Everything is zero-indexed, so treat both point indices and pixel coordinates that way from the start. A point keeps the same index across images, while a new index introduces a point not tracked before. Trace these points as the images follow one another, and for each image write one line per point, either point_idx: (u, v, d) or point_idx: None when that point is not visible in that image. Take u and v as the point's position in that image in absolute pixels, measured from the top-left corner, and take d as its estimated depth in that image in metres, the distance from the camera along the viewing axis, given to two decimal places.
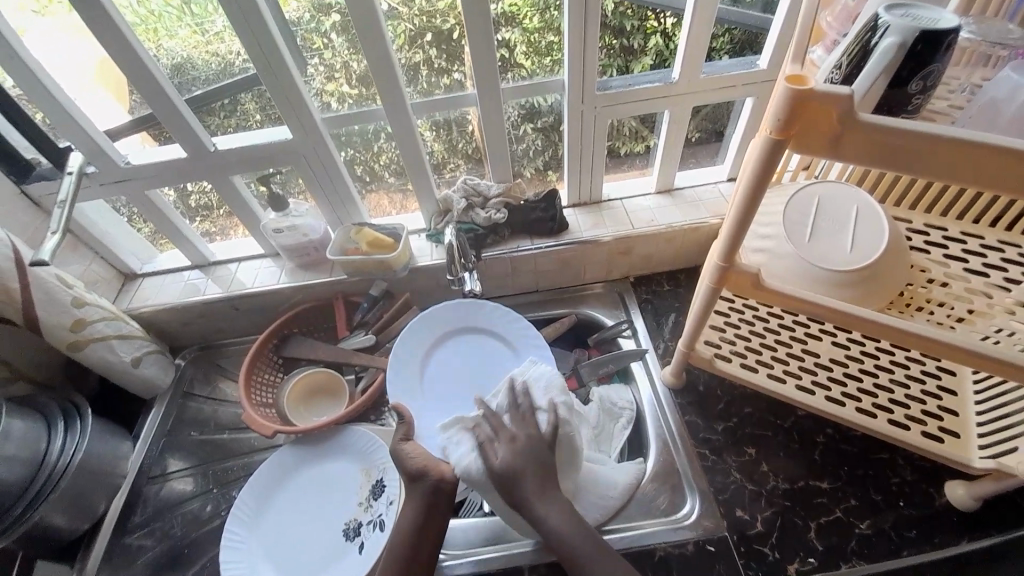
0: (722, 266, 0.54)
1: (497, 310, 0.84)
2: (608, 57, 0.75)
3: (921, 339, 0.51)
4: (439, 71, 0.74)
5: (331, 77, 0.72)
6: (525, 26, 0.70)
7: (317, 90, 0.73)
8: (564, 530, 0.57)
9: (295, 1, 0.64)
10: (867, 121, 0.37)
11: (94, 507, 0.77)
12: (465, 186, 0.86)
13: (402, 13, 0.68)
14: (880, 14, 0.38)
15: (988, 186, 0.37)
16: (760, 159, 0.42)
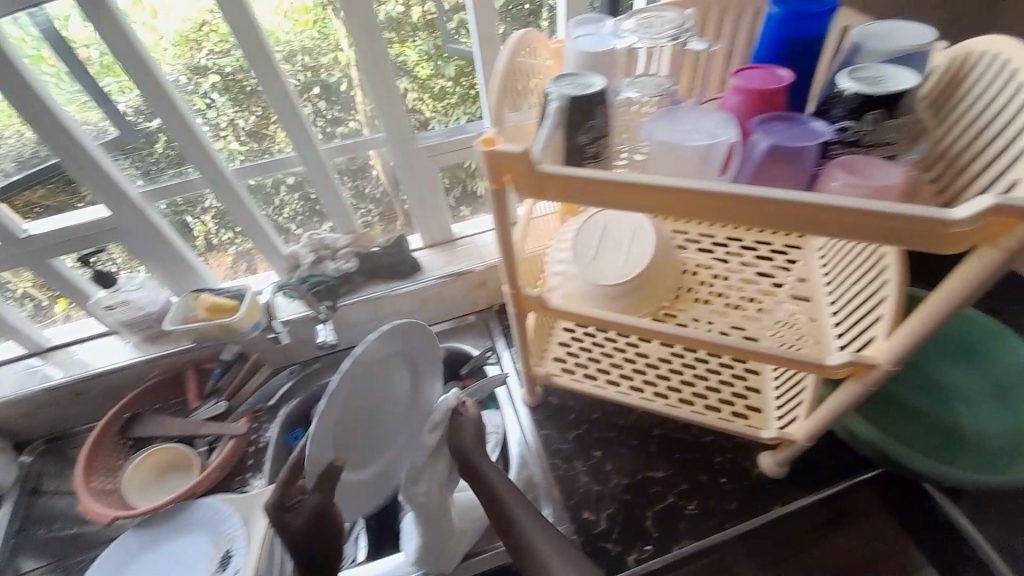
0: (511, 292, 0.62)
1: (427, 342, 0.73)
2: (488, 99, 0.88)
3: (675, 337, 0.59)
4: (335, 121, 0.82)
5: (219, 135, 0.78)
6: (416, 75, 0.80)
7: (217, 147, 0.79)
8: (501, 489, 0.67)
9: (170, 65, 0.70)
10: (544, 171, 0.45)
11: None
12: (311, 242, 0.88)
13: (289, 70, 0.75)
14: (547, 86, 0.47)
15: (657, 212, 0.45)
16: (496, 204, 0.51)
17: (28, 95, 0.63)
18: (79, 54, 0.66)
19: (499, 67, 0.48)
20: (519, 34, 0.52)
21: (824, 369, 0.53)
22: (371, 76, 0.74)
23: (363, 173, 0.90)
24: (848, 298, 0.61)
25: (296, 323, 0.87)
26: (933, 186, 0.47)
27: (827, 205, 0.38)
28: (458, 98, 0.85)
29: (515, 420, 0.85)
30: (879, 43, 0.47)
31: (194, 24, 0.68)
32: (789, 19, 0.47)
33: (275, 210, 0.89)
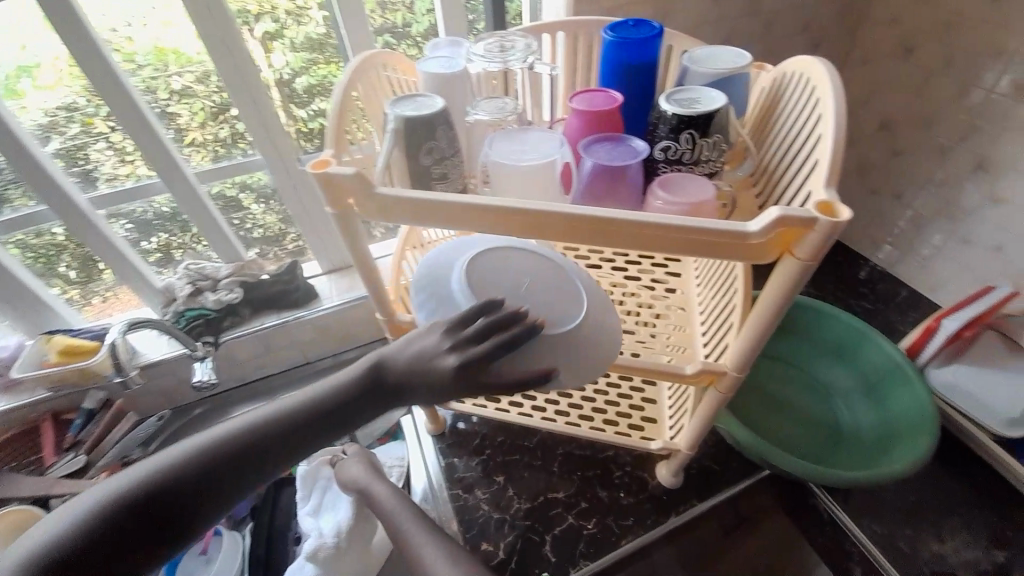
0: (385, 319, 0.60)
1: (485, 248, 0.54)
2: None
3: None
4: (232, 142, 0.82)
5: (124, 159, 0.77)
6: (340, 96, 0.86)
7: (110, 174, 0.77)
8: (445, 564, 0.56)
9: (64, 87, 0.69)
10: (379, 194, 0.44)
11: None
12: (188, 272, 0.84)
13: (200, 92, 0.76)
14: (388, 105, 0.46)
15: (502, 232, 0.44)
16: (343, 227, 0.48)
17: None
18: None
19: (337, 89, 0.46)
20: (366, 57, 0.50)
21: (683, 378, 0.55)
22: (256, 105, 0.75)
23: (258, 199, 0.89)
24: (715, 306, 0.64)
25: (175, 362, 0.81)
26: (756, 199, 0.50)
27: (646, 222, 0.40)
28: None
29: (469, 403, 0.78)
30: (700, 65, 0.49)
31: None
32: (620, 43, 0.48)
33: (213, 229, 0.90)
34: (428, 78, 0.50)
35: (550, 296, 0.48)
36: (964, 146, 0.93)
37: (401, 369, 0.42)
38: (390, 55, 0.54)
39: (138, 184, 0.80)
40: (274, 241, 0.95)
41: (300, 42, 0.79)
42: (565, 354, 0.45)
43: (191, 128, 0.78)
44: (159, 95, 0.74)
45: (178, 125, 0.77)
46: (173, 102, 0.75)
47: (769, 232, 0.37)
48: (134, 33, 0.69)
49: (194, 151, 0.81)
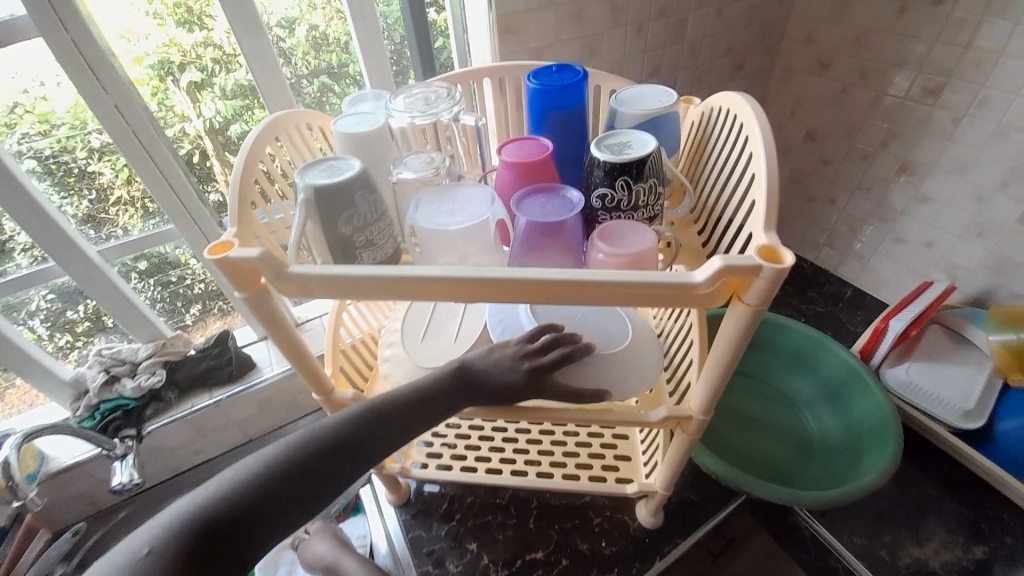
0: (322, 397, 0.54)
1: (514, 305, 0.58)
2: None
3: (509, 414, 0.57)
4: (145, 213, 0.76)
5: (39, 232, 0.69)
6: None
7: (25, 245, 0.69)
8: None
9: None
10: (295, 274, 0.39)
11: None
12: (100, 359, 0.74)
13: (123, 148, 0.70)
14: (296, 175, 0.41)
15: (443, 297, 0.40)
16: (259, 312, 0.42)
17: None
18: None
19: (240, 158, 0.42)
20: (273, 119, 0.46)
21: (650, 425, 0.52)
22: (168, 166, 0.70)
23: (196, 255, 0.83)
24: (675, 338, 0.62)
25: (95, 462, 0.71)
26: (698, 236, 0.49)
27: (587, 279, 0.37)
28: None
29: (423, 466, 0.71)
30: (629, 106, 0.48)
31: (2, 107, 0.63)
32: (545, 91, 0.46)
33: (152, 290, 0.83)
34: (344, 137, 0.46)
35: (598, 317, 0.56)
36: (887, 151, 0.98)
37: (482, 367, 0.51)
38: (298, 114, 0.50)
39: (31, 265, 0.71)
40: (217, 296, 0.89)
41: (230, 89, 0.73)
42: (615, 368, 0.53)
43: (116, 186, 0.72)
44: (78, 154, 0.69)
45: (100, 184, 0.71)
46: (94, 160, 0.70)
47: (715, 282, 0.35)
48: (50, 93, 0.64)
49: (121, 211, 0.74)
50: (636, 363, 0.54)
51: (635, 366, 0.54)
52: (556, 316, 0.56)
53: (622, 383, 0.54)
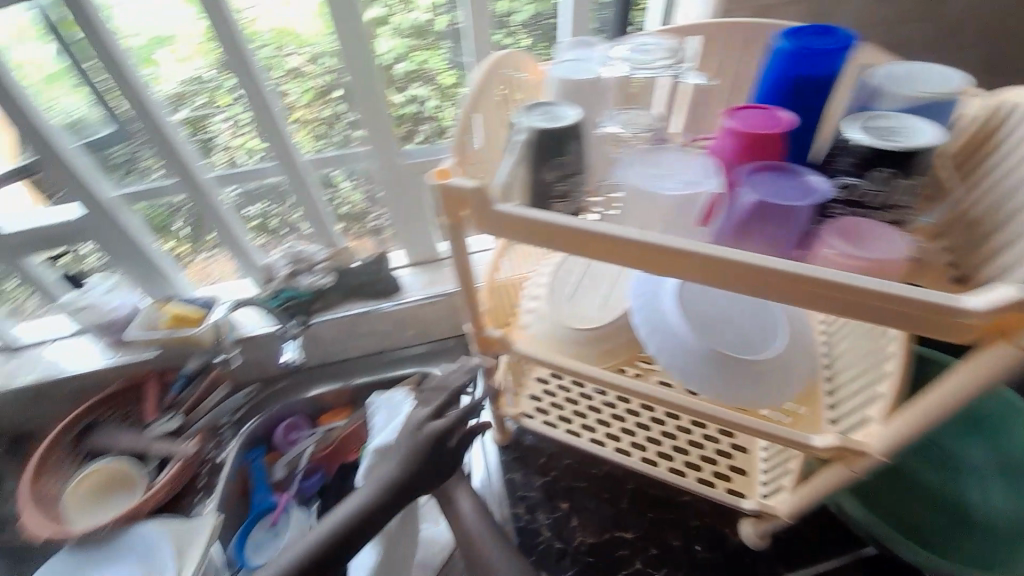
0: (473, 331, 0.57)
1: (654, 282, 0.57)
2: None
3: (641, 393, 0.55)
4: (347, 126, 0.78)
5: (239, 133, 0.75)
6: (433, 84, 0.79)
7: (223, 147, 0.76)
8: None
9: (199, 60, 0.68)
10: (498, 211, 0.40)
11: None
12: (290, 253, 0.86)
13: (311, 72, 0.73)
14: (516, 116, 0.42)
15: (625, 263, 0.39)
16: (453, 241, 0.46)
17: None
18: (67, 36, 0.61)
19: (467, 99, 0.45)
20: (491, 59, 0.47)
21: (810, 450, 0.48)
22: (367, 90, 0.72)
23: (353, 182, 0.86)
24: (849, 361, 0.55)
25: (270, 338, 0.85)
26: (944, 250, 0.42)
27: (820, 275, 0.33)
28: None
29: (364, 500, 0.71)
30: (900, 85, 0.42)
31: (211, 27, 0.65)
32: (798, 56, 0.44)
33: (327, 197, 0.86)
34: (562, 79, 0.47)
35: (753, 324, 0.56)
36: None
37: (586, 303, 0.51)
38: (515, 56, 0.50)
39: (243, 163, 0.78)
40: (357, 220, 0.90)
41: (406, 29, 0.73)
42: (763, 374, 0.53)
43: (298, 107, 0.75)
44: (276, 74, 0.72)
45: (287, 103, 0.74)
46: (285, 81, 0.73)
47: (997, 315, 0.29)
48: (257, 14, 0.67)
49: (298, 129, 0.77)
50: (783, 380, 0.53)
51: (775, 377, 0.53)
52: (708, 308, 0.56)
53: (760, 393, 0.53)
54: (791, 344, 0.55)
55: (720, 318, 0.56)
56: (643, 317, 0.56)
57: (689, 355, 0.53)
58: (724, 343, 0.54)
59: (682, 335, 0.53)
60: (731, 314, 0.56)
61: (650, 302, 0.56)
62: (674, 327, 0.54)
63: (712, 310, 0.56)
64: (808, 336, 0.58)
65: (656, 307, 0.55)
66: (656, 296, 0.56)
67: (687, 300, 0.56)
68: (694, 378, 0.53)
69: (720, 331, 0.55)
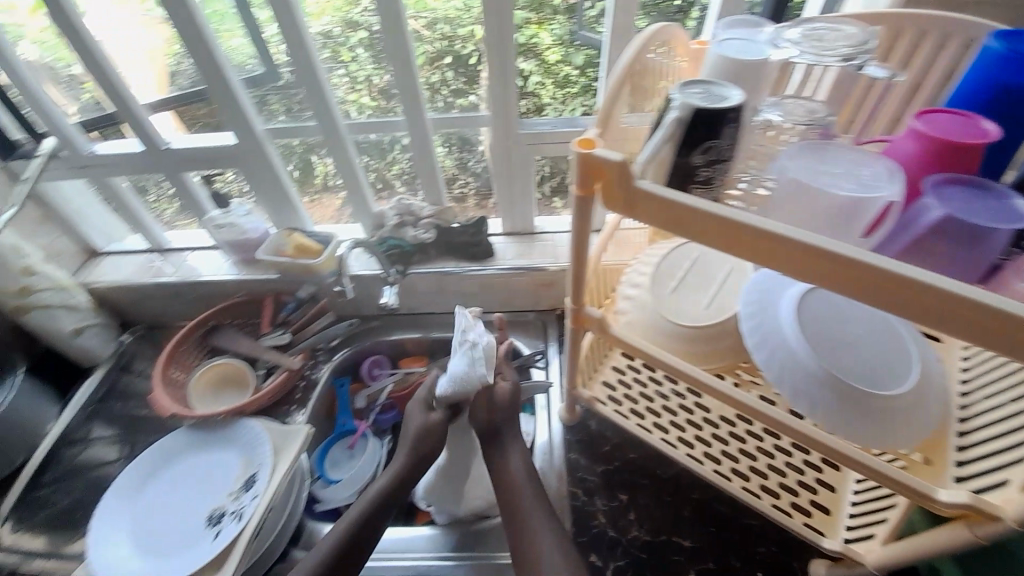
0: (572, 306, 0.56)
1: (770, 288, 0.54)
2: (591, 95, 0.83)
3: (735, 401, 0.52)
4: (455, 92, 0.82)
5: (353, 88, 0.81)
6: (541, 58, 0.78)
7: (340, 99, 0.82)
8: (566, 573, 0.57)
9: (323, 18, 0.73)
10: (639, 188, 0.39)
11: (11, 458, 0.79)
12: (400, 205, 0.92)
13: (425, 37, 0.76)
14: (671, 93, 0.40)
15: (766, 263, 0.37)
16: (577, 213, 0.45)
17: (181, 7, 0.66)
18: None
19: (618, 72, 0.44)
20: (642, 35, 0.45)
21: (932, 503, 0.43)
22: (497, 55, 0.72)
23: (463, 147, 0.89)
24: (991, 414, 0.48)
25: (373, 280, 0.91)
26: None
27: (919, 280, 0.31)
28: (579, 88, 0.82)
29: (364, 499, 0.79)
30: None
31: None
32: (1011, 59, 0.39)
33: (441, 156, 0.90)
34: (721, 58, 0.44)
35: (879, 352, 0.52)
36: None
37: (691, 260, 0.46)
38: (669, 32, 0.48)
39: (363, 115, 0.84)
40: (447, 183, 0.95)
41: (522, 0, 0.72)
42: (890, 408, 0.49)
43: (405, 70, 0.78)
44: None
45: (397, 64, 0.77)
46: None
47: None
48: None
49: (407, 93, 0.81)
50: (907, 422, 0.49)
51: (896, 417, 0.49)
52: (830, 326, 0.52)
53: (876, 430, 0.49)
54: (921, 386, 0.50)
55: (842, 339, 0.52)
56: (753, 324, 0.53)
57: (802, 372, 0.50)
58: (845, 367, 0.50)
59: (795, 351, 0.50)
60: (854, 337, 0.53)
61: (765, 309, 0.53)
62: (786, 340, 0.51)
63: (833, 330, 0.52)
64: (939, 379, 0.52)
65: (770, 317, 0.52)
66: (771, 304, 0.53)
67: (806, 316, 0.52)
68: (804, 398, 0.49)
69: (840, 353, 0.51)
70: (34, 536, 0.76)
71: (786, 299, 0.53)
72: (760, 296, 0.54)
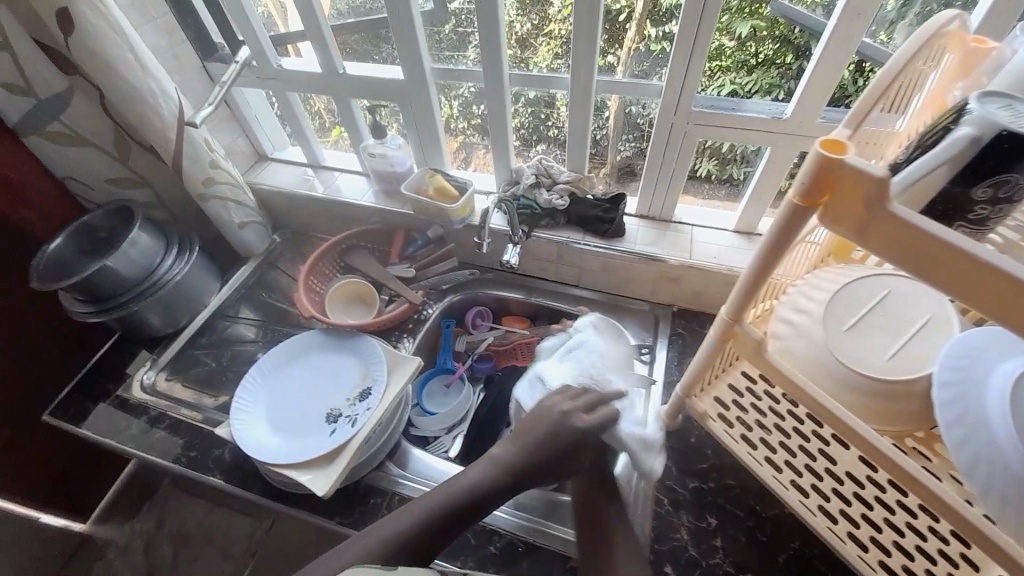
0: (726, 319, 0.51)
1: (972, 353, 0.45)
2: (779, 77, 0.71)
3: (895, 467, 0.44)
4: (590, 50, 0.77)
5: None
6: None
7: None
8: None
9: None
10: (895, 214, 0.33)
11: (178, 318, 0.92)
12: (539, 166, 0.90)
13: None
14: (967, 103, 0.34)
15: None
16: (783, 222, 0.39)
17: None
18: None
19: (878, 79, 0.40)
20: (933, 25, 0.41)
21: None
22: (694, 16, 0.63)
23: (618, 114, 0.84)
24: None
25: (498, 236, 0.91)
26: None
27: None
28: (731, 63, 0.72)
29: (448, 442, 0.85)
30: None
31: None
32: None
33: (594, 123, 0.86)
34: (1019, 71, 0.39)
35: None
36: None
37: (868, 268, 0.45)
38: (949, 28, 0.41)
39: (529, 71, 0.81)
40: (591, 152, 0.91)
41: None
42: None
43: (554, 20, 0.74)
44: None
45: (545, 14, 0.74)
46: None
47: None
48: None
49: (543, 43, 0.77)
50: None
51: None
52: None
53: None
54: None
55: None
56: (951, 396, 0.44)
57: (1005, 467, 0.40)
58: None
59: (998, 438, 0.41)
60: None
61: (960, 377, 0.45)
62: (991, 423, 0.42)
63: None
64: None
65: (973, 389, 0.44)
66: (981, 377, 0.44)
67: None
68: (996, 498, 0.41)
69: None
70: (184, 389, 0.90)
71: (998, 374, 0.44)
72: (957, 361, 0.45)
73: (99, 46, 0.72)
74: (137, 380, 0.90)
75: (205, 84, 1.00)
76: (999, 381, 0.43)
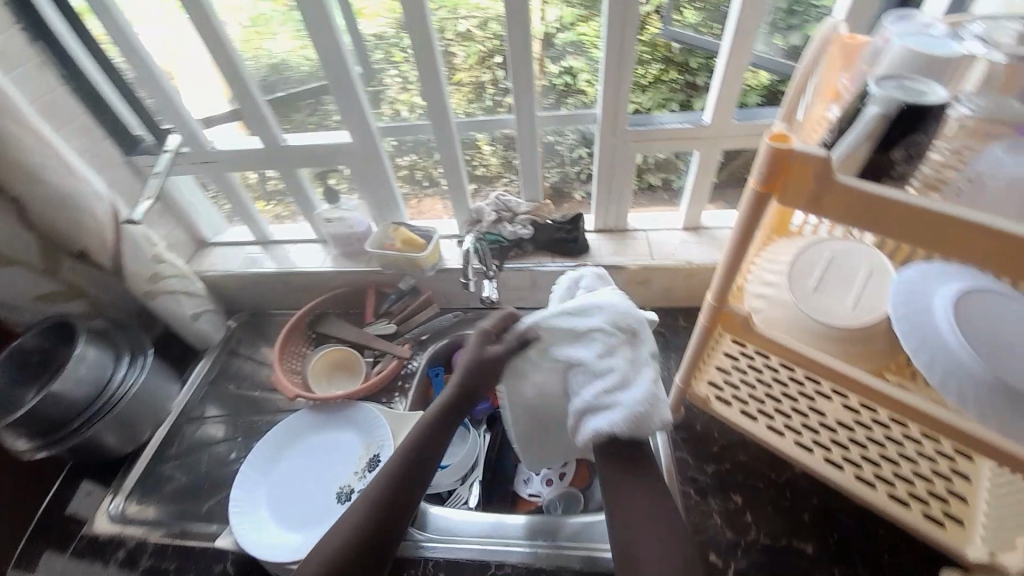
0: (714, 304, 0.56)
1: (915, 287, 0.53)
2: (671, 91, 0.81)
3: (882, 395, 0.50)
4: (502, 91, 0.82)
5: (405, 88, 0.82)
6: (590, 53, 0.77)
7: None
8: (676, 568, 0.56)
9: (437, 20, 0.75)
10: (840, 183, 0.39)
11: (139, 434, 0.83)
12: (498, 202, 0.93)
13: (476, 36, 0.77)
14: (868, 85, 0.43)
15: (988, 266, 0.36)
16: (750, 207, 0.45)
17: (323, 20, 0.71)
18: None
19: (795, 79, 0.49)
20: (822, 32, 0.50)
21: None
22: (614, 49, 0.72)
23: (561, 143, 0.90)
24: None
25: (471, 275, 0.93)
26: None
27: None
28: None
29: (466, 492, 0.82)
30: None
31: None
32: None
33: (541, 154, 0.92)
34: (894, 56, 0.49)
35: None
36: None
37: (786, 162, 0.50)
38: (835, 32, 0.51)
39: (472, 116, 0.86)
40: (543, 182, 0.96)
41: None
42: None
43: (462, 69, 0.80)
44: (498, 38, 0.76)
45: (452, 64, 0.79)
46: (454, 43, 0.77)
47: None
48: None
49: (455, 90, 0.83)
50: None
51: None
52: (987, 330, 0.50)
53: None
54: None
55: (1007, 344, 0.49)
56: (908, 327, 0.51)
57: (966, 374, 0.47)
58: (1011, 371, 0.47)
59: (956, 351, 0.48)
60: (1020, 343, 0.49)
61: (910, 306, 0.52)
62: (948, 342, 0.49)
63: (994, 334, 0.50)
64: None
65: (925, 316, 0.51)
66: (926, 305, 0.52)
67: (965, 316, 0.50)
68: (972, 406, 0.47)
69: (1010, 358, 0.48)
70: (160, 509, 0.80)
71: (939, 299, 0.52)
72: (906, 294, 0.53)
73: (14, 152, 0.66)
74: (102, 512, 0.79)
75: (130, 179, 0.95)
76: (942, 304, 0.51)
